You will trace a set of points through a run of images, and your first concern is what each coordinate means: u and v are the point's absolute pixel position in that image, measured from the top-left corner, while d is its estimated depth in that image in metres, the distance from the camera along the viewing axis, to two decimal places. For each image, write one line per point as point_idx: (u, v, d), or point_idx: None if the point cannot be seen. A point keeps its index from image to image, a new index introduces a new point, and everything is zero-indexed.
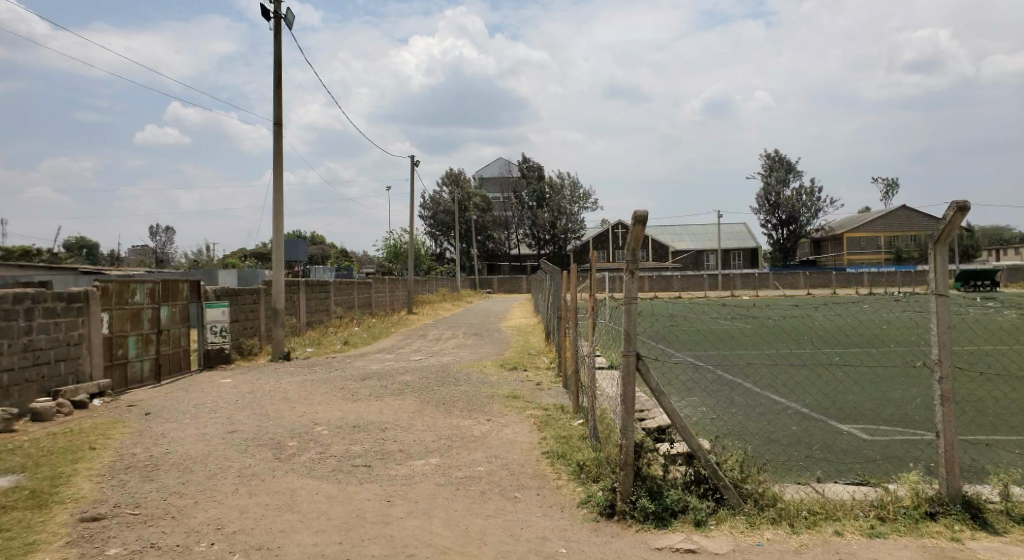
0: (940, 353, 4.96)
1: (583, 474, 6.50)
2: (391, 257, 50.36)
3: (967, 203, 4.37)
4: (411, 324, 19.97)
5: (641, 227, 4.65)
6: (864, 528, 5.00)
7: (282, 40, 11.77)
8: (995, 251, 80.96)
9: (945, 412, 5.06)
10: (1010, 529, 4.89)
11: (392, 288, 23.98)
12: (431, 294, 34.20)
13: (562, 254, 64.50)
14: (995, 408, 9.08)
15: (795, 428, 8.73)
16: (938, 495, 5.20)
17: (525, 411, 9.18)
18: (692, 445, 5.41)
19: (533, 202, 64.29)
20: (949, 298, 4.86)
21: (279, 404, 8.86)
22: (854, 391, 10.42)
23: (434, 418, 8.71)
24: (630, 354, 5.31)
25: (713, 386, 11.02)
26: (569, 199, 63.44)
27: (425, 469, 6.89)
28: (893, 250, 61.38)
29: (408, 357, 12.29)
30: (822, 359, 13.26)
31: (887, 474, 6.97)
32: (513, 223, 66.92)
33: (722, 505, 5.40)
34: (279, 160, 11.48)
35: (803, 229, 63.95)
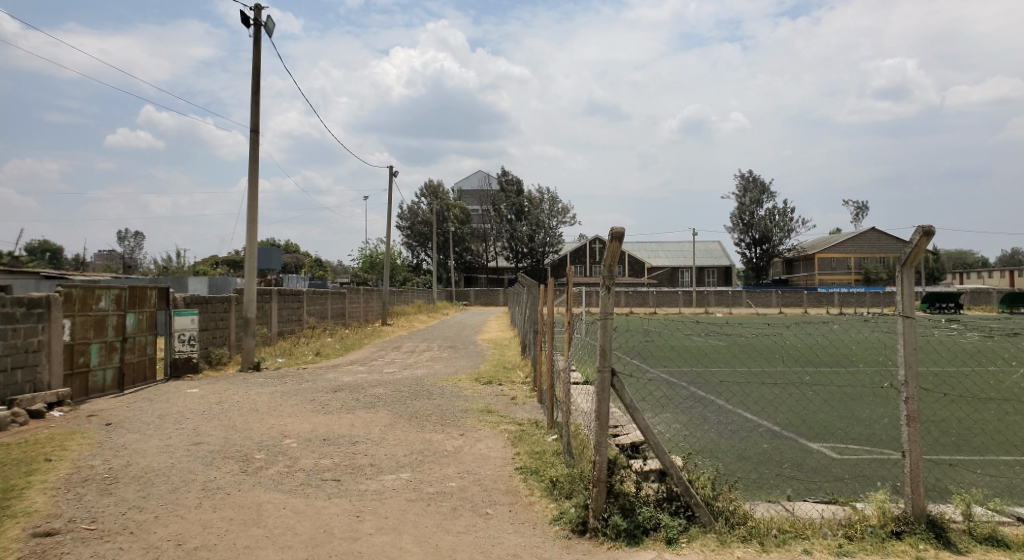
0: (907, 374, 5.04)
1: (556, 490, 6.47)
2: (366, 268, 49.97)
3: (932, 228, 4.47)
4: (385, 336, 19.78)
5: (618, 243, 4.67)
6: (832, 547, 5.03)
7: (261, 47, 11.66)
8: (958, 274, 83.29)
9: (912, 433, 5.14)
10: (972, 548, 4.97)
11: (367, 299, 23.80)
12: (407, 305, 34.03)
13: (538, 268, 64.66)
14: (959, 429, 9.26)
15: (766, 446, 8.80)
16: (904, 515, 5.27)
17: (499, 426, 9.12)
18: (665, 462, 5.41)
19: (510, 216, 64.39)
20: (915, 320, 4.94)
21: (248, 415, 8.68)
22: (824, 410, 10.55)
23: (406, 432, 8.59)
24: (605, 370, 5.31)
25: (686, 402, 11.07)
26: (546, 213, 63.71)
27: (395, 484, 6.78)
28: (861, 271, 62.66)
29: (381, 370, 12.14)
30: (793, 377, 13.43)
31: (855, 493, 7.05)
32: (490, 235, 66.96)
33: (694, 523, 5.39)
34: (254, 167, 11.32)
35: (775, 249, 65.03)
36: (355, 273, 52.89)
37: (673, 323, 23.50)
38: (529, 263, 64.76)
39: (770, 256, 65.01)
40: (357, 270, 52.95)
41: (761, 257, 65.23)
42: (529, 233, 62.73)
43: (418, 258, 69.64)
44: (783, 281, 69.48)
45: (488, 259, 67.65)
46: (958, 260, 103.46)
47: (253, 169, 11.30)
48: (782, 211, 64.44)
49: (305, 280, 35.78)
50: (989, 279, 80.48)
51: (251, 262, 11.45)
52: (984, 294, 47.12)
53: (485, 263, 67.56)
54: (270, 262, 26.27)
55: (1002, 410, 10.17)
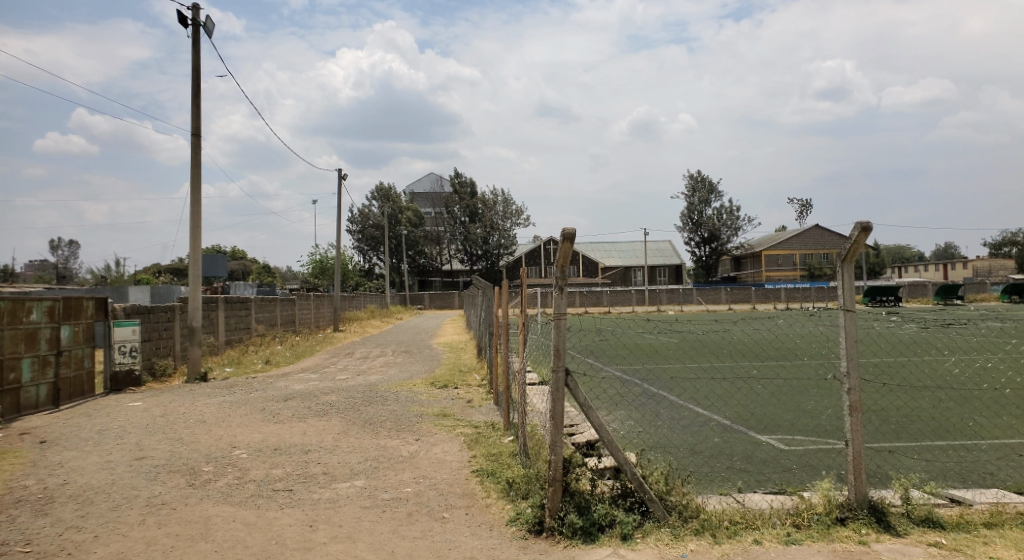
0: (849, 365, 5.22)
1: (513, 491, 6.50)
2: (317, 273, 49.17)
3: (869, 224, 4.61)
4: (336, 342, 19.45)
5: (570, 243, 4.70)
6: (780, 536, 5.18)
7: (201, 48, 11.35)
8: (897, 268, 86.63)
9: (854, 423, 5.32)
10: (910, 530, 5.20)
11: (318, 305, 23.36)
12: (359, 310, 33.57)
13: (493, 270, 64.62)
14: (898, 416, 9.65)
15: (717, 440, 8.98)
16: (847, 501, 5.46)
17: (455, 429, 9.10)
18: (619, 460, 5.48)
19: (464, 218, 64.18)
20: (856, 314, 5.12)
21: (195, 427, 8.45)
22: (773, 402, 10.85)
23: (360, 439, 8.49)
24: (559, 370, 5.33)
25: (639, 399, 11.23)
26: (500, 215, 63.82)
27: (350, 492, 6.69)
28: (806, 267, 64.62)
29: (334, 377, 11.94)
30: (742, 371, 13.78)
31: (803, 483, 7.28)
32: (445, 238, 66.62)
33: (648, 518, 5.49)
34: (196, 171, 11.03)
35: (724, 247, 66.49)
36: (305, 279, 51.92)
37: (625, 322, 23.87)
38: (485, 265, 64.64)
39: (719, 254, 66.46)
40: (308, 275, 52.08)
41: (710, 255, 66.67)
42: (484, 235, 62.64)
43: (372, 261, 68.79)
44: (732, 278, 71.13)
45: (443, 261, 67.32)
46: (896, 254, 107.68)
47: (196, 175, 10.98)
48: (729, 209, 66.02)
49: (253, 287, 34.79)
50: (925, 273, 83.94)
51: (196, 269, 11.15)
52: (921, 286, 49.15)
53: (440, 266, 67.26)
54: (215, 268, 25.52)
55: (937, 397, 10.63)
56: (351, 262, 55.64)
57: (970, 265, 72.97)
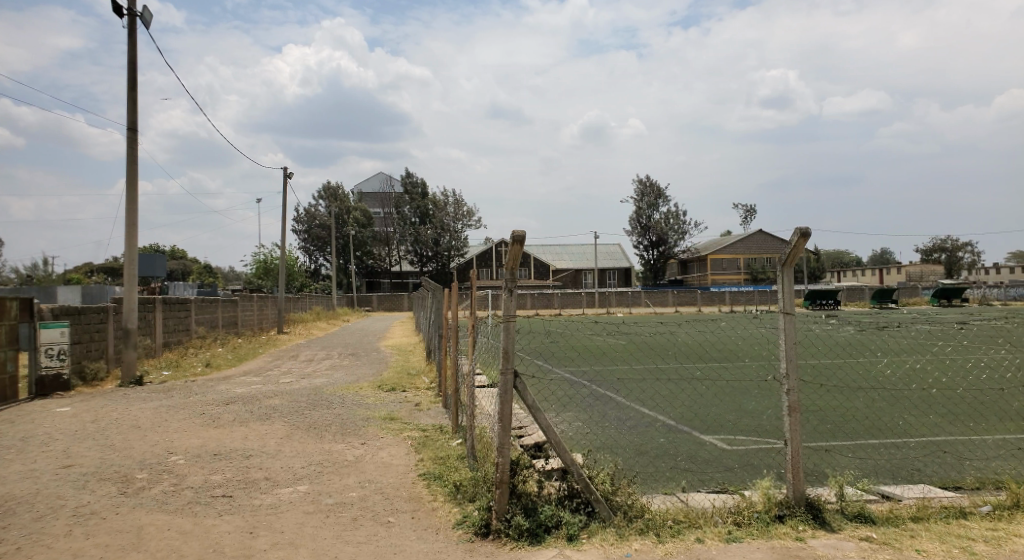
0: (788, 367, 5.37)
1: (460, 495, 6.47)
2: (261, 273, 48.14)
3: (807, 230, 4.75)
4: (280, 345, 19.03)
5: (519, 245, 4.72)
6: (722, 534, 5.29)
7: (138, 39, 10.96)
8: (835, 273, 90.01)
9: (793, 423, 5.49)
10: (843, 526, 5.39)
11: (261, 306, 22.82)
12: (304, 312, 33.01)
13: (444, 272, 64.30)
14: (834, 416, 9.99)
15: (663, 440, 9.14)
16: (786, 499, 5.63)
17: (402, 433, 9.00)
18: (567, 461, 5.52)
19: (414, 218, 63.73)
20: (795, 316, 5.26)
21: (128, 433, 8.13)
22: (716, 403, 11.10)
23: (304, 443, 8.32)
24: (508, 372, 5.32)
25: (587, 401, 11.32)
26: (452, 216, 63.58)
27: (292, 497, 6.55)
28: (749, 270, 66.51)
29: (277, 380, 11.69)
30: (686, 372, 14.08)
31: (744, 482, 7.46)
32: (395, 239, 66.01)
33: (594, 519, 5.54)
34: (131, 167, 10.64)
35: (672, 250, 67.86)
36: (247, 280, 50.76)
37: (573, 324, 24.10)
38: (436, 266, 64.25)
39: (666, 257, 67.82)
40: (251, 275, 50.86)
41: (659, 259, 67.97)
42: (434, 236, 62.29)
43: (320, 262, 67.62)
44: (680, 281, 72.66)
45: (393, 262, 66.70)
46: (835, 260, 111.71)
47: (131, 171, 10.60)
48: (676, 213, 67.52)
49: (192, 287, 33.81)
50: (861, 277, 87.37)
51: (131, 268, 10.75)
52: (857, 289, 51.11)
53: (389, 267, 66.62)
54: (153, 267, 24.60)
55: (870, 397, 11.07)
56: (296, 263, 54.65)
57: (902, 270, 76.22)
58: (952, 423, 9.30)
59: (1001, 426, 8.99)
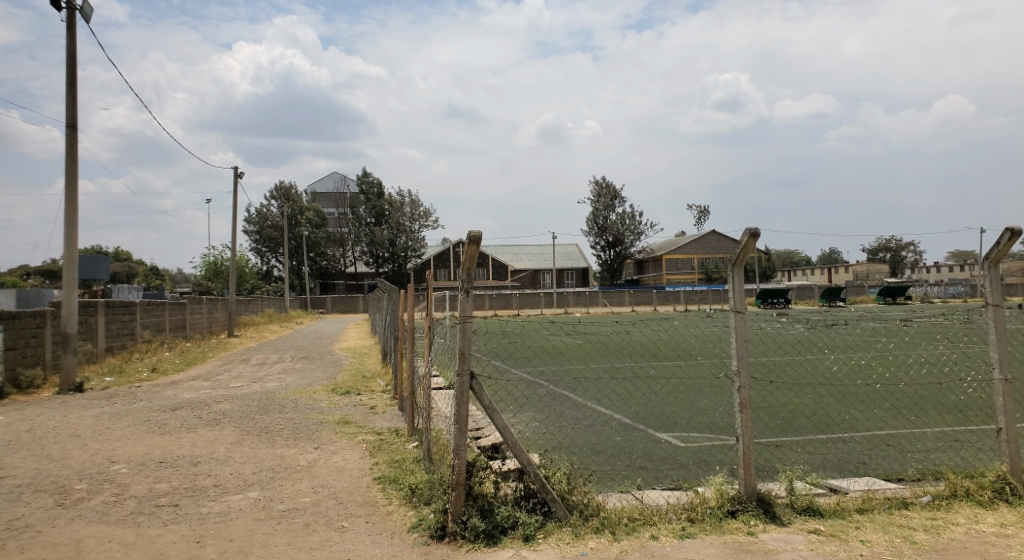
0: (739, 365, 5.47)
1: (415, 497, 6.41)
2: (210, 275, 47.01)
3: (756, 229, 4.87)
4: (231, 349, 18.58)
5: (475, 246, 4.72)
6: (675, 530, 5.35)
7: (76, 34, 10.58)
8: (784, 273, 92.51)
9: (744, 420, 5.60)
10: (793, 520, 5.51)
11: (210, 309, 22.26)
12: (255, 314, 32.36)
13: (402, 273, 63.84)
14: (784, 412, 10.22)
15: (619, 439, 9.22)
16: (737, 495, 5.73)
17: (357, 436, 8.89)
18: (523, 461, 5.52)
19: (370, 219, 63.25)
20: (745, 315, 5.37)
21: (67, 442, 7.83)
22: (670, 401, 11.24)
23: (255, 449, 8.15)
24: (464, 374, 5.29)
25: (544, 401, 11.37)
26: (409, 216, 63.15)
27: (243, 504, 6.39)
28: (704, 270, 67.78)
29: (227, 385, 11.42)
30: (641, 371, 14.24)
31: (697, 478, 7.56)
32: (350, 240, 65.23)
33: (550, 518, 5.56)
34: (70, 166, 10.26)
35: (628, 251, 68.78)
36: (196, 282, 49.43)
37: (530, 325, 24.17)
38: (392, 268, 63.71)
39: (623, 258, 68.65)
40: (201, 277, 49.52)
41: (615, 259, 68.80)
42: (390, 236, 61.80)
43: (273, 264, 66.36)
44: (635, 281, 73.63)
45: (348, 264, 65.89)
46: (786, 260, 114.68)
47: (71, 170, 10.23)
48: (632, 214, 68.44)
49: (136, 289, 32.70)
50: (811, 276, 89.81)
51: (71, 272, 10.39)
52: (806, 288, 52.51)
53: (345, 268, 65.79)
54: (96, 270, 23.70)
55: (818, 393, 11.35)
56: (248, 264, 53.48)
57: (849, 270, 78.69)
58: (896, 417, 9.62)
59: (942, 419, 9.34)
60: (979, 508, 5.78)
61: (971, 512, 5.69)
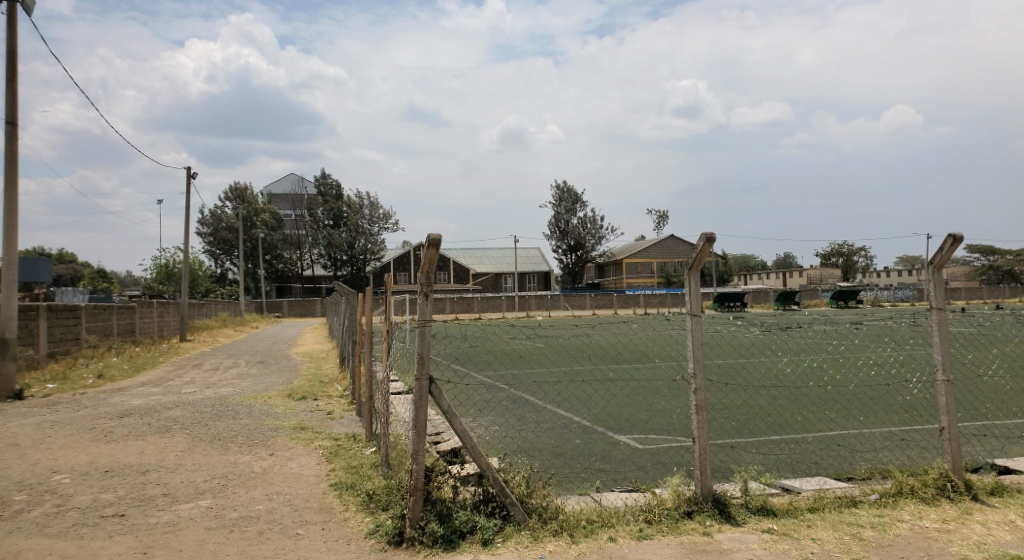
0: (695, 367, 5.54)
1: (373, 503, 6.34)
2: (162, 278, 45.83)
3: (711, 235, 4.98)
4: (183, 353, 18.13)
5: (435, 249, 4.69)
6: (633, 532, 5.39)
7: (17, 27, 10.21)
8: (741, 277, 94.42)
9: (700, 422, 5.68)
10: (747, 519, 5.61)
11: (161, 312, 21.69)
12: (208, 318, 31.62)
13: (360, 276, 63.20)
14: (740, 413, 10.41)
15: (579, 442, 9.27)
16: (694, 496, 5.81)
17: (314, 442, 8.75)
18: (481, 465, 5.49)
19: (328, 221, 62.56)
20: (702, 319, 5.45)
21: (5, 452, 7.52)
22: (629, 403, 11.34)
23: (207, 456, 7.95)
24: (423, 378, 5.23)
25: (505, 405, 11.35)
26: (367, 218, 62.69)
27: (193, 513, 6.23)
28: (663, 274, 68.73)
29: (179, 390, 11.13)
30: (601, 374, 14.35)
31: (654, 480, 7.64)
32: (307, 242, 64.34)
33: (509, 522, 5.54)
34: (9, 164, 9.89)
35: (589, 254, 69.37)
36: (146, 284, 48.07)
37: (489, 329, 24.19)
38: (351, 271, 63.00)
39: (584, 262, 69.17)
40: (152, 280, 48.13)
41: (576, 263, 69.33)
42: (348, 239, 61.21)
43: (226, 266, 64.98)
44: (596, 285, 74.27)
45: (304, 266, 64.94)
46: (743, 264, 117.03)
47: (12, 168, 9.86)
48: (593, 218, 69.04)
49: (83, 292, 31.65)
50: (766, 280, 91.89)
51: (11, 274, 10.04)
52: (761, 292, 53.55)
53: (301, 271, 64.83)
54: (38, 272, 22.88)
55: (772, 395, 11.60)
56: (202, 265, 52.23)
57: (802, 274, 80.71)
58: (846, 418, 9.88)
59: (889, 419, 9.63)
60: (923, 504, 5.97)
61: (915, 509, 5.87)
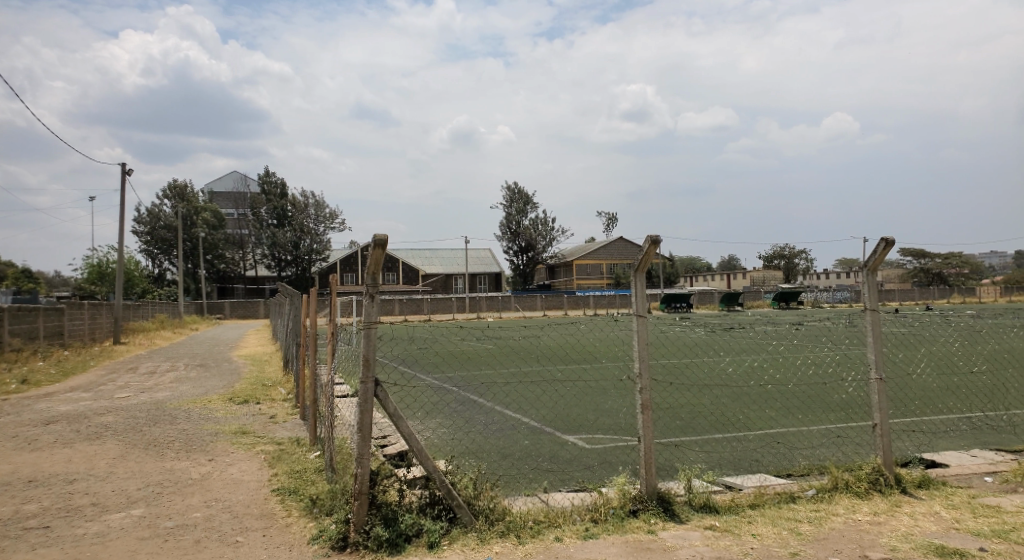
0: (641, 367, 5.60)
1: (316, 508, 6.21)
2: (94, 279, 44.09)
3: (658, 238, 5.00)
4: (116, 357, 17.47)
5: (380, 250, 4.61)
6: (579, 532, 5.41)
7: None
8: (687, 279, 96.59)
9: (646, 421, 5.76)
10: (690, 517, 5.71)
11: (93, 315, 20.87)
12: (145, 320, 30.60)
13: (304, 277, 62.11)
14: (683, 413, 10.61)
15: (527, 442, 9.29)
16: (639, 494, 5.88)
17: (255, 447, 8.53)
18: (428, 467, 5.43)
19: (272, 220, 61.33)
20: (647, 319, 5.52)
21: None
22: (578, 403, 11.42)
23: (141, 463, 7.66)
24: (368, 381, 5.11)
25: (454, 407, 11.30)
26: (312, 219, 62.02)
27: (124, 523, 5.98)
28: (613, 276, 69.67)
29: (112, 395, 10.71)
30: (548, 375, 14.43)
31: (601, 479, 7.72)
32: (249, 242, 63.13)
33: (455, 524, 5.50)
34: None
35: (540, 255, 69.87)
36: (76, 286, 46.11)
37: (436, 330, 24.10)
38: (295, 271, 61.87)
39: (535, 263, 69.60)
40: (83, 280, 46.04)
41: (527, 264, 69.75)
42: (293, 239, 60.31)
43: (162, 266, 63.09)
44: (547, 286, 74.78)
45: (245, 267, 63.54)
46: (689, 265, 119.65)
47: None
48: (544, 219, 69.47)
49: (9, 293, 30.25)
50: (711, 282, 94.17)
51: None
52: (706, 293, 54.93)
53: (243, 272, 63.50)
54: None
55: (715, 394, 11.85)
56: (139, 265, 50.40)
57: (746, 275, 83.00)
58: (784, 416, 10.17)
59: (825, 417, 9.95)
60: (857, 499, 6.17)
61: (850, 503, 6.07)
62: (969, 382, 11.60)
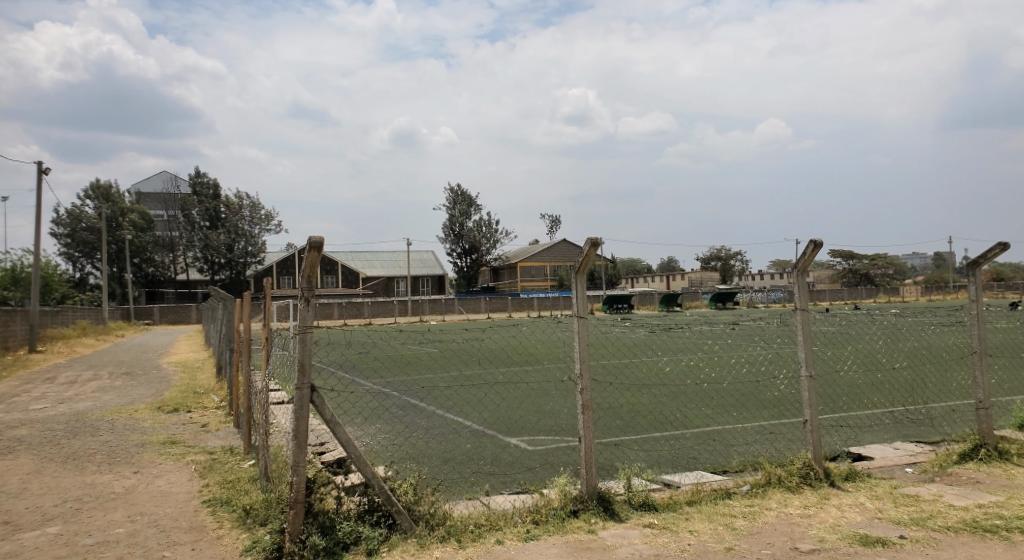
0: (582, 368, 5.63)
1: (250, 519, 6.00)
2: (8, 284, 41.73)
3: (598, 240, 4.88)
4: (32, 367, 16.56)
5: (315, 252, 4.46)
6: (520, 533, 5.39)
7: None
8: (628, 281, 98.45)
9: (586, 422, 5.79)
10: (630, 515, 5.77)
11: (6, 322, 19.74)
12: (65, 326, 29.15)
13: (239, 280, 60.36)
14: (623, 412, 10.73)
15: (469, 446, 9.23)
16: (579, 494, 5.90)
17: (186, 457, 8.21)
18: (366, 474, 5.30)
19: (204, 222, 59.40)
20: (589, 320, 5.51)
21: None
22: (521, 405, 11.42)
23: (59, 478, 7.26)
24: (304, 387, 4.95)
25: (397, 412, 11.14)
26: (246, 219, 60.10)
27: (38, 542, 5.65)
28: (557, 278, 70.28)
29: (28, 407, 10.13)
30: (490, 377, 14.39)
31: (542, 480, 7.74)
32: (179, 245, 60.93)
33: (395, 531, 5.40)
34: None
35: (484, 258, 69.92)
36: None
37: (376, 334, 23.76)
38: (229, 275, 60.08)
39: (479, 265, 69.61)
40: None
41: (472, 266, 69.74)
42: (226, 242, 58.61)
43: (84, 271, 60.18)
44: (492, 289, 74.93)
45: (177, 270, 61.27)
46: (632, 267, 121.84)
47: None
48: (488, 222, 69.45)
49: None
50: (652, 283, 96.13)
51: None
52: (645, 294, 56.08)
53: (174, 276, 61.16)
54: None
55: (655, 394, 12.04)
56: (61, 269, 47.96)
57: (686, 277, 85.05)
58: (720, 414, 10.42)
59: (759, 414, 10.24)
60: (789, 492, 6.35)
61: (782, 497, 6.24)
62: (892, 378, 12.15)
